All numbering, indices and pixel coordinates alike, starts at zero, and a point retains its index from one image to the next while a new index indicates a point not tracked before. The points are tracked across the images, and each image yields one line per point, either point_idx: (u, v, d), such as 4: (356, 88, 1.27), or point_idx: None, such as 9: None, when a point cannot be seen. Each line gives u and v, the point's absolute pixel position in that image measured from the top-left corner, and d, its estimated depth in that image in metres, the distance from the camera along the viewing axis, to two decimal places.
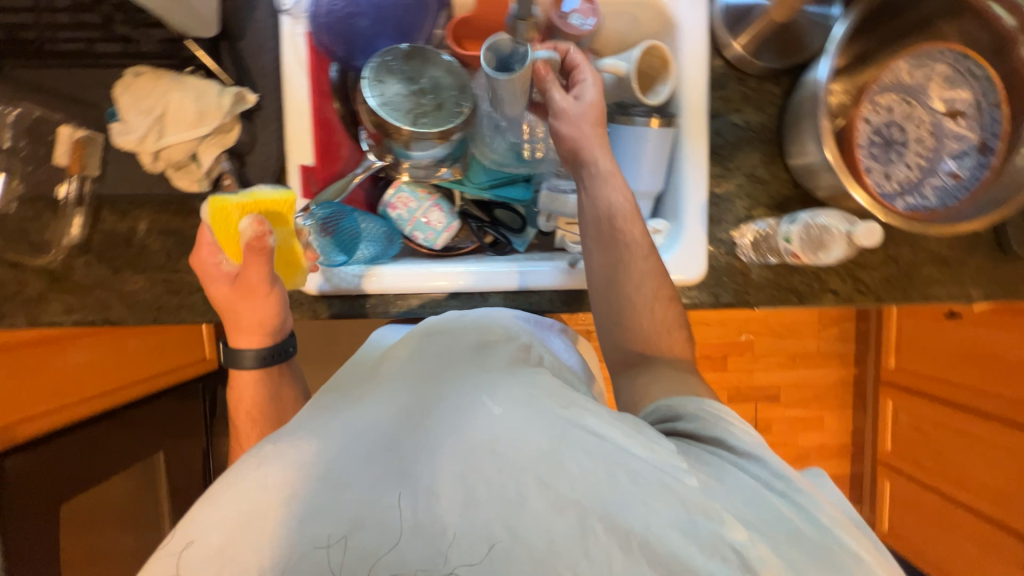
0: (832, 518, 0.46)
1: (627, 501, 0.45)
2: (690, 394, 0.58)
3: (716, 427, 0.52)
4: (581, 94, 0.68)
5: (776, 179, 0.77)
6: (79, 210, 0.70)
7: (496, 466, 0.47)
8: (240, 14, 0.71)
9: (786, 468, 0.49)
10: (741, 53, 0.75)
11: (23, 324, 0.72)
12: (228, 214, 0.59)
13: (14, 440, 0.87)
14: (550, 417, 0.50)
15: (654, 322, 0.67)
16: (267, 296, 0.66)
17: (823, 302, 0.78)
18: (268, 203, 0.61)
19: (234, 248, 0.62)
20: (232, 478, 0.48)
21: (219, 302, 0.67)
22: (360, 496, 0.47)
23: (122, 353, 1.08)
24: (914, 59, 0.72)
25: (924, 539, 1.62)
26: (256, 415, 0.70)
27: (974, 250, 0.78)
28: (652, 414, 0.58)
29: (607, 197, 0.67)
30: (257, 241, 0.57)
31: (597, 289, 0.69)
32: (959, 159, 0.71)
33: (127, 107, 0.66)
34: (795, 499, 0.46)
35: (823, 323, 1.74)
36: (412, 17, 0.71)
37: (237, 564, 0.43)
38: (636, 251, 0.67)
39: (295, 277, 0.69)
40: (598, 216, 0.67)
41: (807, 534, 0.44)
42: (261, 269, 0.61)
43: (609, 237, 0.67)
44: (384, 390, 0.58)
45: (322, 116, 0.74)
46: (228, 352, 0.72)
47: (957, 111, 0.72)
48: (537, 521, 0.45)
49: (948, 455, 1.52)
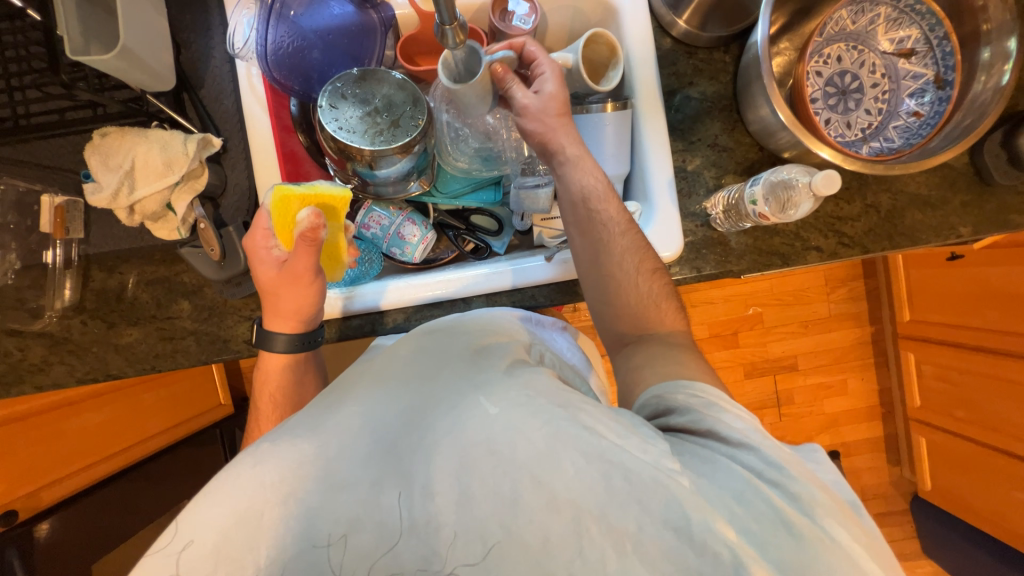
0: (827, 507, 0.43)
1: (618, 503, 0.44)
2: (685, 380, 0.55)
3: (706, 418, 0.50)
4: (543, 87, 0.67)
5: (741, 145, 0.77)
6: (68, 274, 0.73)
7: (494, 465, 0.47)
8: (198, 66, 0.75)
9: (780, 455, 0.46)
10: (686, 29, 0.75)
11: (28, 389, 0.74)
12: (290, 204, 0.62)
13: (42, 504, 0.91)
14: (545, 411, 0.49)
15: (643, 300, 0.66)
16: (309, 285, 0.67)
17: (808, 261, 0.77)
18: (327, 197, 0.65)
19: (289, 237, 0.64)
20: (232, 474, 0.48)
21: (262, 284, 0.68)
22: (357, 497, 0.47)
23: (138, 407, 1.10)
24: (853, 5, 0.73)
25: (971, 492, 1.55)
26: (278, 398, 0.73)
27: (955, 187, 0.76)
28: (646, 408, 0.56)
29: (578, 181, 0.67)
30: (310, 233, 0.60)
31: (586, 276, 0.69)
32: (918, 96, 0.72)
33: (98, 167, 0.69)
34: (788, 489, 0.44)
35: (831, 285, 1.70)
36: (361, 43, 0.74)
37: (233, 561, 0.45)
38: (613, 229, 0.66)
39: (335, 270, 0.72)
40: (574, 200, 0.67)
41: (800, 524, 0.42)
42: (310, 258, 0.63)
43: (586, 221, 0.67)
44: (373, 390, 0.57)
45: (287, 149, 0.76)
46: (260, 332, 0.71)
47: (908, 50, 0.73)
48: (532, 521, 0.45)
49: (981, 403, 1.46)
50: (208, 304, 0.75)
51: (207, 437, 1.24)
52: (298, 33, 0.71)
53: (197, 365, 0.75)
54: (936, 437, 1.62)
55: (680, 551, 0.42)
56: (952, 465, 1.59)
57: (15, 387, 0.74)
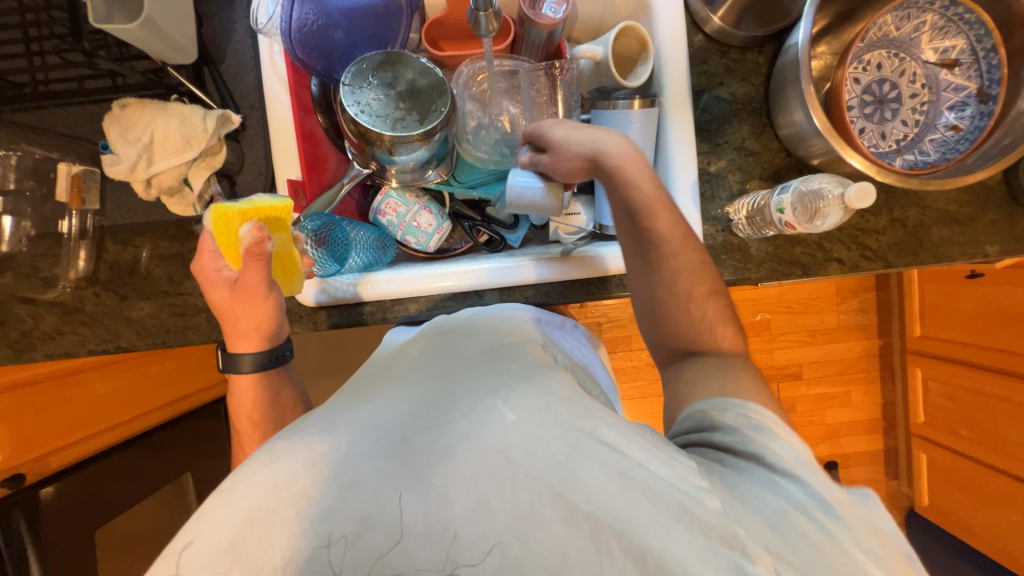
0: (870, 550, 0.43)
1: (644, 521, 0.44)
2: (736, 398, 0.55)
3: (753, 442, 0.50)
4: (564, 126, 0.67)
5: (768, 150, 0.75)
6: (83, 244, 0.73)
7: (512, 475, 0.46)
8: (219, 39, 0.74)
9: (827, 491, 0.46)
10: (720, 26, 0.73)
11: (40, 357, 0.74)
12: (230, 221, 0.59)
13: (49, 469, 0.91)
14: (565, 421, 0.49)
15: (695, 320, 0.64)
16: (263, 300, 0.65)
17: (829, 272, 0.76)
18: (268, 210, 0.61)
19: (236, 255, 0.62)
20: (245, 474, 0.48)
21: (218, 307, 0.67)
22: (368, 496, 0.46)
23: (143, 378, 1.09)
24: (899, 10, 0.70)
25: (969, 510, 1.55)
26: (256, 419, 0.69)
27: (987, 205, 0.74)
28: (687, 421, 0.56)
29: (628, 195, 0.64)
30: (256, 247, 0.57)
31: (641, 298, 0.67)
32: (958, 110, 0.70)
33: (116, 139, 0.68)
34: (828, 524, 0.44)
35: (842, 296, 1.68)
36: (385, 25, 0.72)
37: (249, 561, 0.44)
38: (664, 242, 0.64)
39: (292, 284, 0.69)
40: (624, 218, 0.65)
41: (836, 561, 0.42)
42: (260, 274, 0.61)
43: (637, 236, 0.65)
44: (397, 387, 0.59)
45: (305, 130, 0.75)
46: (225, 355, 0.70)
47: (951, 61, 0.70)
48: (550, 533, 0.44)
49: (989, 423, 1.45)
50: None
51: (211, 412, 1.25)
52: (323, 10, 0.68)
53: (207, 343, 0.75)
54: (937, 454, 1.62)
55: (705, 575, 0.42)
56: (953, 483, 1.59)
57: (28, 353, 0.74)
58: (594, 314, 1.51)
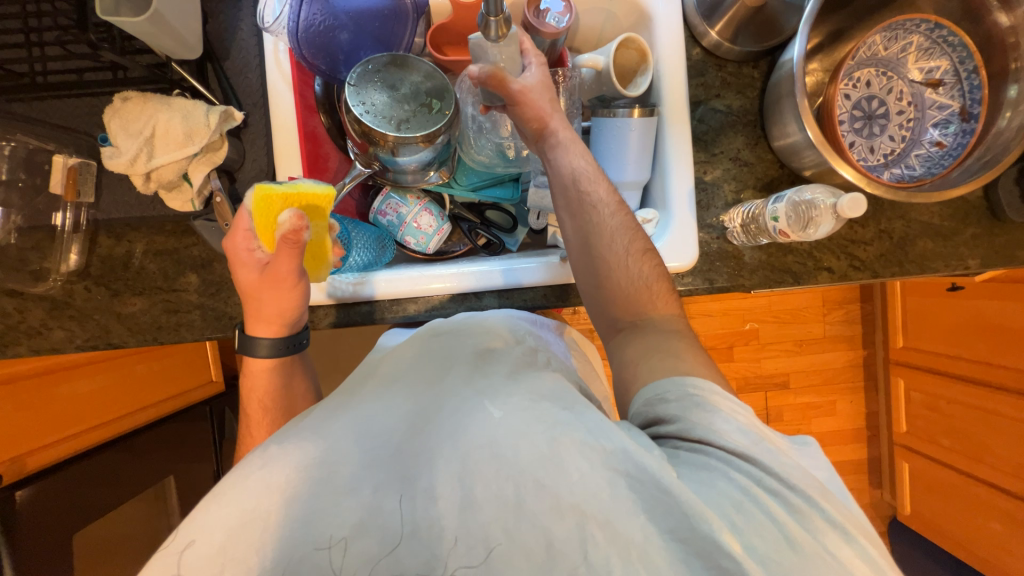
0: (834, 525, 0.44)
1: (624, 510, 0.44)
2: (677, 376, 0.54)
3: (697, 426, 0.49)
4: (530, 71, 0.65)
5: (761, 161, 0.78)
6: (76, 237, 0.72)
7: (497, 469, 0.47)
8: (224, 36, 0.74)
9: (777, 463, 0.47)
10: (717, 40, 0.75)
11: (26, 352, 0.72)
12: (273, 204, 0.57)
13: (26, 470, 0.87)
14: (550, 415, 0.50)
15: (635, 283, 0.63)
16: (291, 287, 0.64)
17: (818, 281, 0.78)
18: (310, 195, 0.59)
19: (272, 239, 0.60)
20: (238, 475, 0.48)
21: (243, 288, 0.64)
22: (361, 500, 0.46)
23: (129, 377, 1.05)
24: (887, 31, 0.74)
25: (950, 518, 1.59)
26: (269, 403, 0.70)
27: (968, 219, 0.78)
28: (637, 417, 0.55)
29: (569, 163, 0.65)
30: (293, 235, 0.56)
31: (580, 263, 0.65)
32: (942, 127, 0.73)
33: (117, 132, 0.68)
34: (788, 500, 0.45)
35: (828, 307, 1.72)
36: (391, 29, 0.73)
37: (238, 563, 0.43)
38: (603, 209, 0.64)
39: (319, 270, 0.68)
40: (563, 185, 0.65)
41: (800, 539, 0.43)
42: (293, 261, 0.60)
43: (577, 202, 0.64)
44: (381, 391, 0.58)
45: (308, 129, 0.76)
46: (241, 338, 0.69)
47: (936, 81, 0.74)
48: (535, 525, 0.45)
49: (968, 433, 1.49)
50: (216, 279, 0.74)
51: (196, 413, 1.22)
52: (330, 11, 0.68)
53: (199, 340, 0.74)
54: (919, 463, 1.66)
55: (681, 560, 0.43)
56: (933, 492, 1.62)
57: (12, 348, 0.72)
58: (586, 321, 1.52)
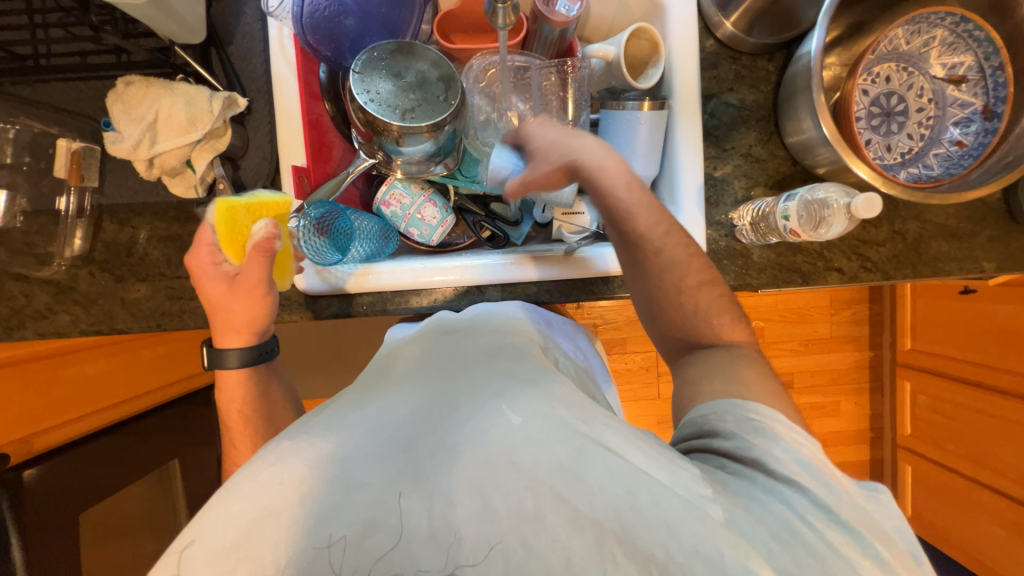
0: (875, 564, 0.42)
1: (648, 526, 0.43)
2: (738, 399, 0.53)
3: (754, 447, 0.48)
4: (557, 139, 0.64)
5: (773, 158, 0.76)
6: (80, 222, 0.71)
7: (516, 479, 0.46)
8: (228, 20, 0.73)
9: (830, 499, 0.45)
10: (732, 32, 0.73)
11: (31, 335, 0.73)
12: (236, 214, 0.60)
13: (34, 450, 0.87)
14: (569, 424, 0.49)
15: (702, 317, 0.62)
16: (261, 298, 0.64)
17: (828, 282, 0.76)
18: (272, 205, 0.64)
19: (239, 249, 0.62)
20: (251, 473, 0.48)
21: (210, 300, 0.64)
22: (372, 498, 0.46)
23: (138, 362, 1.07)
24: (911, 24, 0.71)
25: (953, 522, 1.58)
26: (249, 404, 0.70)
27: (985, 222, 0.75)
28: (689, 427, 0.54)
29: (635, 215, 0.61)
30: (265, 243, 0.59)
31: (665, 316, 0.63)
32: (963, 125, 0.71)
33: (120, 116, 0.67)
34: (830, 534, 0.43)
35: (836, 307, 1.69)
36: (397, 14, 0.72)
37: (253, 560, 0.43)
38: (673, 253, 0.62)
39: (283, 279, 0.69)
40: (632, 241, 0.62)
41: (838, 574, 0.41)
42: (262, 270, 0.62)
43: (649, 257, 0.62)
44: (406, 389, 0.58)
45: (312, 116, 0.74)
46: (209, 351, 0.68)
47: (958, 77, 0.71)
48: (555, 539, 0.44)
49: (972, 437, 1.49)
50: None
51: (201, 398, 1.23)
52: None
53: (202, 327, 0.75)
54: (921, 466, 1.65)
55: None
56: (935, 495, 1.62)
57: (18, 331, 0.72)
58: (590, 315, 1.52)
